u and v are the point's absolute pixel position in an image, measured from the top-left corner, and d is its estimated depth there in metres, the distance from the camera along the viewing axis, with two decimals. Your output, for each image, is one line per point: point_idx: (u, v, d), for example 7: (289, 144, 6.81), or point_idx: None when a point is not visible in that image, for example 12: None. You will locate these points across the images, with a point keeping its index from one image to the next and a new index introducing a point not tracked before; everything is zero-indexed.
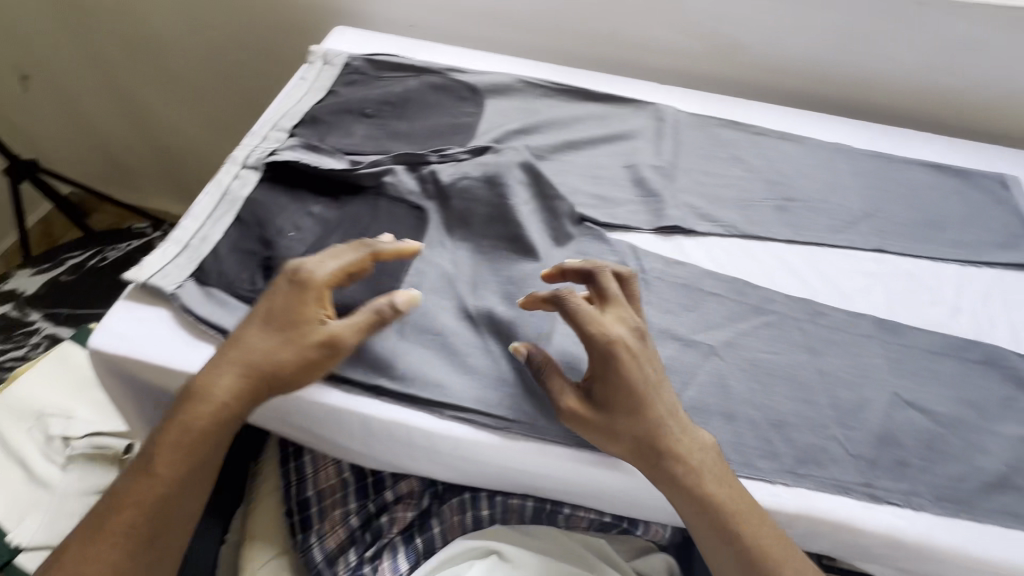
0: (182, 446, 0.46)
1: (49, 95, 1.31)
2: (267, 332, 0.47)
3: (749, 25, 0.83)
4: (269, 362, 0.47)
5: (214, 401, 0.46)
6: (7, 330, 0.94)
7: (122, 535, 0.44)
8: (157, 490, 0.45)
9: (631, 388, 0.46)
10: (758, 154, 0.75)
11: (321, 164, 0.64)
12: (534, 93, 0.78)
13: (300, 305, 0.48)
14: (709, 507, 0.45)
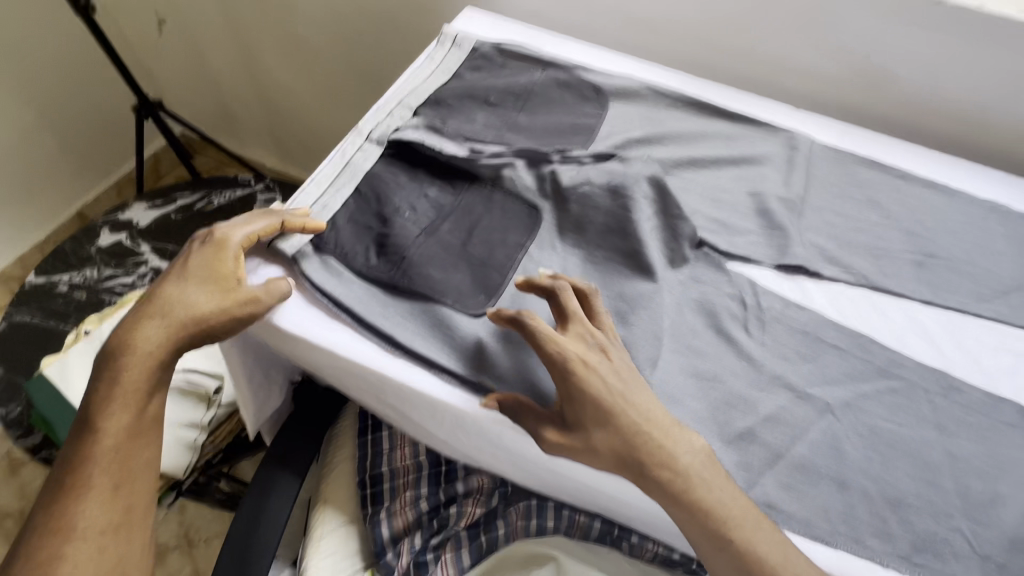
0: (119, 399, 0.47)
1: (180, 41, 1.40)
2: (189, 291, 0.49)
3: (907, 57, 0.75)
4: (189, 314, 0.48)
5: (142, 358, 0.47)
6: (119, 257, 1.01)
7: (90, 487, 0.45)
8: (104, 441, 0.46)
9: (595, 401, 0.45)
10: (900, 200, 0.68)
11: (444, 148, 0.63)
12: (660, 102, 0.75)
13: (212, 265, 0.50)
14: (700, 514, 0.43)
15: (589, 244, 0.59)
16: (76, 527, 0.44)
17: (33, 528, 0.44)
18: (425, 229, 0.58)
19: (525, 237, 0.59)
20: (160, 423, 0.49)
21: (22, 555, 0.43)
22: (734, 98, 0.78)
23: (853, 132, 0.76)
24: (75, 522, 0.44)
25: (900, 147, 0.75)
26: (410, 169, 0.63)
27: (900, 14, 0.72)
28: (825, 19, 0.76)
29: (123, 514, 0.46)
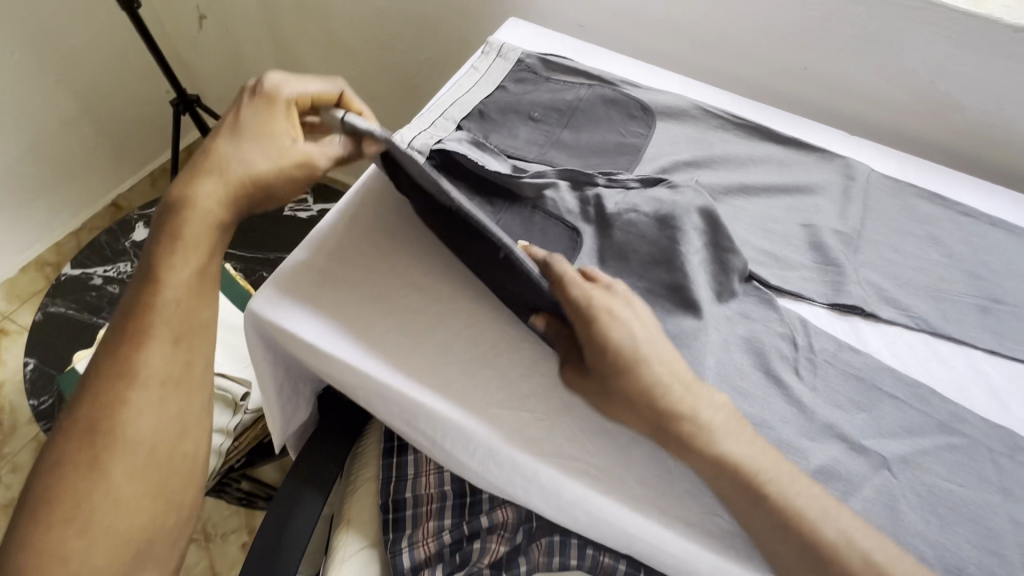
0: (181, 254, 0.48)
1: (219, 36, 1.41)
2: (247, 145, 0.51)
3: (975, 85, 0.71)
4: (248, 172, 0.50)
5: (202, 208, 0.49)
6: None
7: (153, 338, 0.46)
8: (167, 288, 0.47)
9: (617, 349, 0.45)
10: (963, 239, 0.65)
11: (486, 164, 0.61)
12: (709, 123, 0.72)
13: (272, 119, 0.53)
14: (728, 468, 0.43)
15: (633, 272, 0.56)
16: (141, 374, 0.45)
17: (92, 376, 0.45)
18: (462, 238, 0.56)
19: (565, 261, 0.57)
20: (218, 286, 0.51)
21: (85, 398, 0.45)
22: (787, 121, 0.75)
23: (913, 162, 0.72)
24: (138, 370, 0.45)
25: (964, 180, 0.71)
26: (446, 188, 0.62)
27: (972, 41, 0.68)
28: (889, 41, 0.73)
29: (183, 369, 0.47)
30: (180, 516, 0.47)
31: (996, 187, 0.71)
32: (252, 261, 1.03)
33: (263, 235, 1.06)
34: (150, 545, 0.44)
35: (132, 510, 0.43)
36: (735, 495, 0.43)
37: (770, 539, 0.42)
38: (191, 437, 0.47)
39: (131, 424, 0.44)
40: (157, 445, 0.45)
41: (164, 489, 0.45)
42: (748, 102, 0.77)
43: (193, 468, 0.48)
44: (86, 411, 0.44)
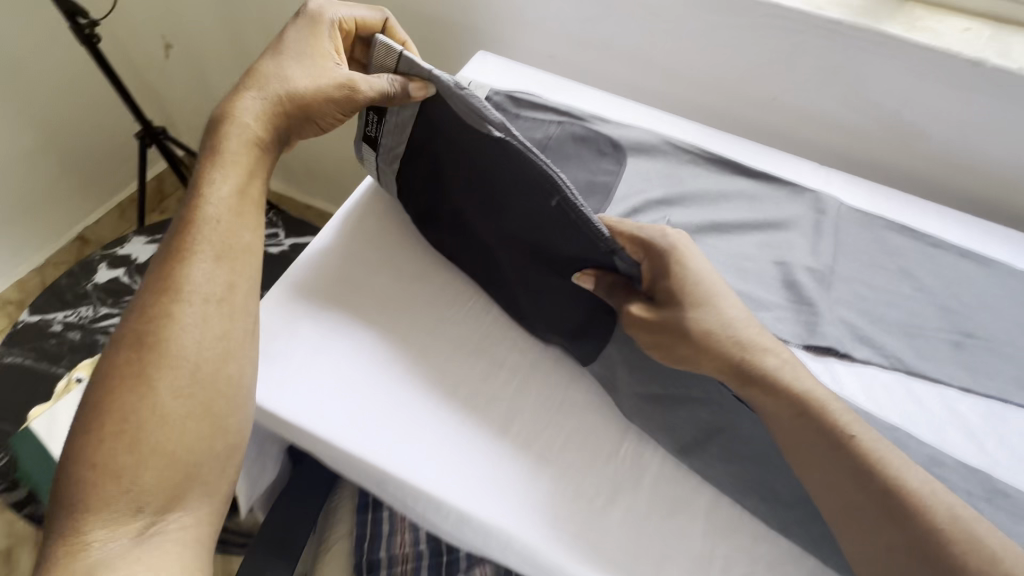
0: (224, 172, 0.57)
1: (186, 65, 1.38)
2: (291, 62, 0.61)
3: (939, 116, 0.72)
4: (289, 88, 0.59)
5: (238, 126, 0.58)
6: (116, 295, 0.98)
7: (198, 252, 0.52)
8: (210, 211, 0.54)
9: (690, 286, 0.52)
10: (934, 271, 0.65)
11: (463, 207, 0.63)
12: (680, 158, 0.72)
13: (313, 40, 0.62)
14: (811, 410, 0.48)
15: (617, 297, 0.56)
16: (188, 289, 0.50)
17: (146, 295, 0.50)
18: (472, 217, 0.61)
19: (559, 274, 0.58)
20: (254, 205, 0.58)
21: (138, 317, 0.49)
22: (756, 153, 0.75)
23: (882, 192, 0.72)
24: (183, 285, 0.50)
25: (932, 210, 0.71)
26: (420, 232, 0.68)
27: (934, 73, 0.69)
28: (853, 74, 0.73)
29: (225, 288, 0.52)
30: (225, 442, 0.48)
31: (964, 216, 0.71)
32: None
33: None
34: (196, 463, 0.46)
35: (178, 424, 0.45)
36: (817, 444, 0.47)
37: (843, 481, 0.46)
38: (235, 359, 0.50)
39: (178, 336, 0.48)
40: (200, 362, 0.48)
41: (208, 409, 0.47)
42: (718, 134, 0.77)
43: (239, 393, 0.50)
44: (138, 325, 0.48)
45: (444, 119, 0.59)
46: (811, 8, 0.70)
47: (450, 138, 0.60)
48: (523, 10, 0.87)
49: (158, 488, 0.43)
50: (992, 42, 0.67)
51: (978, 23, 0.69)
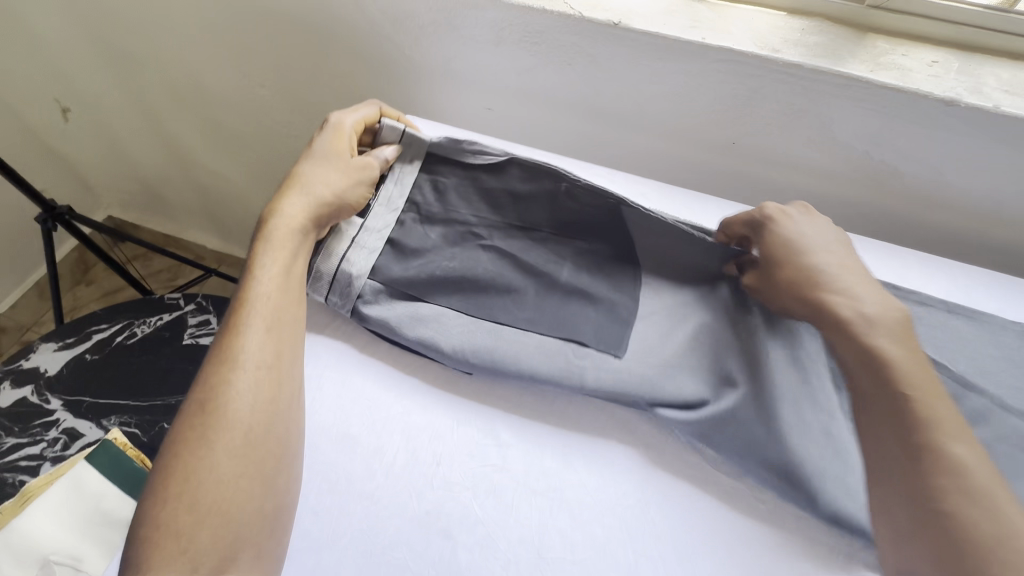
0: (274, 246, 0.52)
1: (90, 128, 1.23)
2: (320, 166, 0.57)
3: (911, 155, 0.66)
4: (329, 190, 0.56)
5: (286, 209, 0.54)
6: (26, 419, 0.86)
7: (248, 324, 0.47)
8: (258, 275, 0.50)
9: (793, 240, 0.53)
10: (925, 337, 0.59)
11: (456, 261, 0.57)
12: None
13: (336, 142, 0.59)
14: (902, 409, 0.44)
15: (618, 282, 0.57)
16: (240, 359, 0.46)
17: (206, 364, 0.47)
18: (483, 243, 0.59)
19: (563, 261, 0.58)
20: (302, 284, 0.52)
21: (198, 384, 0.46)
22: (720, 211, 0.69)
23: (855, 245, 0.68)
24: (237, 352, 0.46)
25: (911, 261, 0.67)
26: (410, 304, 0.56)
27: (903, 114, 0.63)
28: (817, 116, 0.67)
29: (274, 357, 0.47)
30: (274, 504, 0.43)
31: (943, 263, 0.67)
32: (149, 409, 0.88)
33: (161, 374, 0.92)
34: (247, 524, 0.41)
35: (231, 491, 0.42)
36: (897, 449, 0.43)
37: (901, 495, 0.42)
38: (282, 424, 0.45)
39: (235, 405, 0.44)
40: (254, 428, 0.44)
41: (260, 469, 0.43)
42: (678, 195, 0.71)
43: (289, 455, 0.45)
44: (196, 393, 0.45)
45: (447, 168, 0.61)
46: (766, 51, 0.63)
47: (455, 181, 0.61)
48: (452, 61, 0.77)
49: (213, 546, 0.40)
50: (963, 77, 0.61)
51: (943, 54, 0.64)
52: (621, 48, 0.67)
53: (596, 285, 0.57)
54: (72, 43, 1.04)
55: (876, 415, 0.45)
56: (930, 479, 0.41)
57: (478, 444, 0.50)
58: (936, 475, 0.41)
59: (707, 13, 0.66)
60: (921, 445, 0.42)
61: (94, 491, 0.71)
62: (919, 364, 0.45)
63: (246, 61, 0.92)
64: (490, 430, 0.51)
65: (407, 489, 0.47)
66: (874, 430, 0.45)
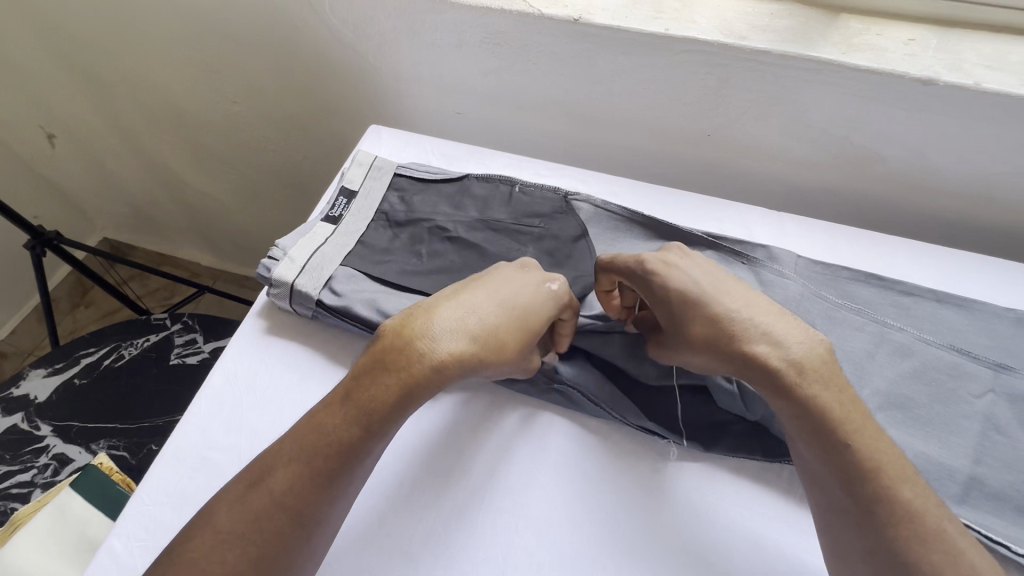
0: (398, 408, 0.43)
1: (76, 154, 1.24)
2: (507, 314, 0.47)
3: (893, 139, 0.63)
4: (487, 356, 0.45)
5: (442, 369, 0.43)
6: (15, 447, 0.86)
7: (334, 485, 0.41)
8: (369, 434, 0.42)
9: (687, 295, 0.48)
10: (911, 327, 0.57)
11: (430, 254, 0.60)
12: (609, 231, 0.63)
13: (536, 305, 0.49)
14: (810, 416, 0.42)
15: (578, 262, 0.60)
16: (309, 514, 0.41)
17: (269, 494, 0.41)
18: (449, 237, 0.61)
19: (525, 247, 0.61)
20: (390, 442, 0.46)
21: (250, 513, 0.40)
22: (695, 208, 0.67)
23: (840, 236, 0.65)
24: (304, 506, 0.41)
25: (898, 248, 0.64)
26: (380, 290, 0.56)
27: (882, 97, 0.60)
28: (792, 103, 0.64)
29: (338, 515, 0.43)
30: None
31: (934, 250, 0.64)
32: (136, 431, 0.88)
33: (150, 396, 0.92)
34: None
35: None
36: (822, 464, 0.42)
37: (838, 510, 0.42)
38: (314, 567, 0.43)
39: (286, 562, 0.40)
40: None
41: None
42: (654, 193, 0.69)
43: None
44: (240, 519, 0.40)
45: (412, 182, 0.65)
46: (733, 38, 0.61)
47: (421, 190, 0.65)
48: (417, 66, 0.76)
49: None
50: (941, 54, 0.59)
51: (921, 32, 0.61)
52: (584, 44, 0.65)
53: (556, 270, 0.60)
54: (50, 71, 1.04)
55: (813, 456, 0.43)
56: (832, 460, 0.42)
57: (441, 463, 0.52)
58: (834, 456, 0.42)
59: (671, 2, 0.64)
60: (872, 495, 0.40)
61: (79, 518, 0.72)
62: (849, 400, 0.43)
63: (218, 79, 0.92)
64: (453, 448, 0.52)
65: (368, 513, 0.49)
66: (815, 473, 0.43)
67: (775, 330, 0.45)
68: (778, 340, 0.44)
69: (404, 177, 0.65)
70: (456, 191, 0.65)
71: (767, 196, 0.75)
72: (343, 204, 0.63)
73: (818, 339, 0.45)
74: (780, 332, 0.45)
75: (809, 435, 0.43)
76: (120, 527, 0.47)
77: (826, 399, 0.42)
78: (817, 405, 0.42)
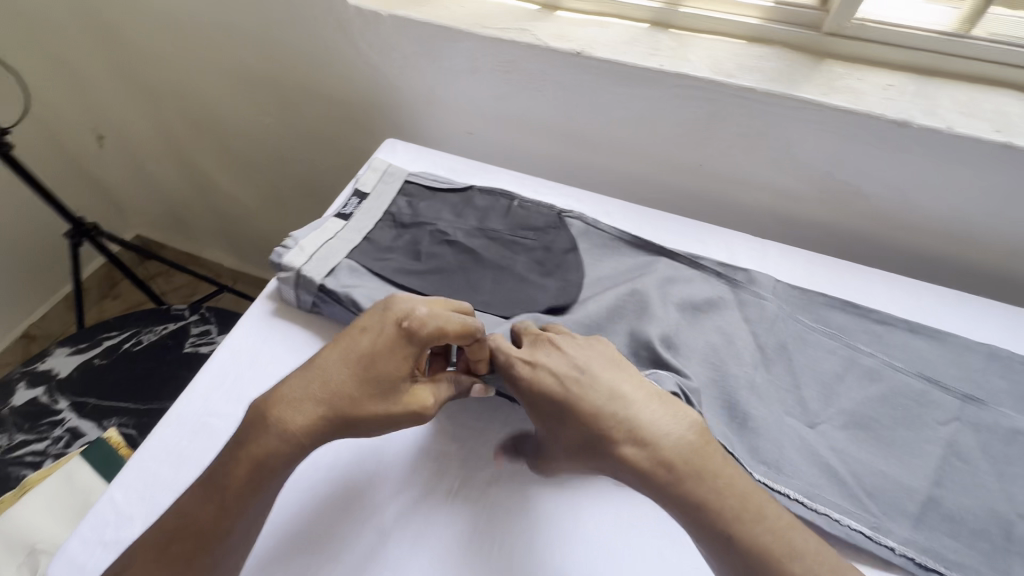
0: (254, 484, 0.44)
1: (121, 154, 1.34)
2: (357, 368, 0.47)
3: (874, 177, 0.67)
4: (344, 413, 0.46)
5: (294, 437, 0.45)
6: (34, 418, 0.92)
7: (189, 569, 0.42)
8: (226, 510, 0.43)
9: (549, 393, 0.47)
10: (884, 354, 0.59)
11: (430, 255, 0.64)
12: (600, 245, 0.67)
13: (392, 351, 0.47)
14: (692, 516, 0.42)
15: (566, 271, 0.64)
16: None
17: None
18: (449, 240, 0.66)
19: (517, 255, 0.65)
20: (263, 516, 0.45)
21: None
22: (682, 231, 0.71)
23: (821, 265, 0.68)
24: None
25: (878, 280, 0.66)
26: (380, 282, 0.61)
27: (861, 136, 0.64)
28: (778, 139, 0.68)
29: None
30: None
31: (912, 284, 0.66)
32: (146, 413, 0.93)
33: (162, 380, 0.98)
34: None
35: None
36: (719, 561, 0.41)
37: None
38: None
39: None
40: None
41: None
42: (645, 215, 0.73)
43: None
44: None
45: (421, 190, 0.70)
46: (722, 76, 0.66)
47: (429, 198, 0.70)
48: (434, 89, 0.83)
49: None
50: (917, 100, 0.63)
51: (901, 79, 0.65)
52: (586, 74, 0.71)
53: (545, 276, 0.64)
54: (108, 77, 1.15)
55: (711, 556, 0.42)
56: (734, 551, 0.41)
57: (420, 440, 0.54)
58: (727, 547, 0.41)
59: (667, 42, 0.70)
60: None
61: (84, 485, 0.76)
62: (728, 489, 0.42)
63: (256, 90, 1.00)
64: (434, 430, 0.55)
65: (346, 489, 0.50)
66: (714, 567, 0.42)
67: (643, 426, 0.44)
68: (646, 438, 0.44)
69: (415, 185, 0.71)
70: (461, 200, 0.70)
71: (758, 225, 0.79)
72: (356, 204, 0.68)
73: (688, 421, 0.45)
74: (646, 419, 0.45)
75: (695, 532, 0.42)
76: (121, 478, 0.51)
77: (700, 492, 0.42)
78: (700, 497, 0.42)
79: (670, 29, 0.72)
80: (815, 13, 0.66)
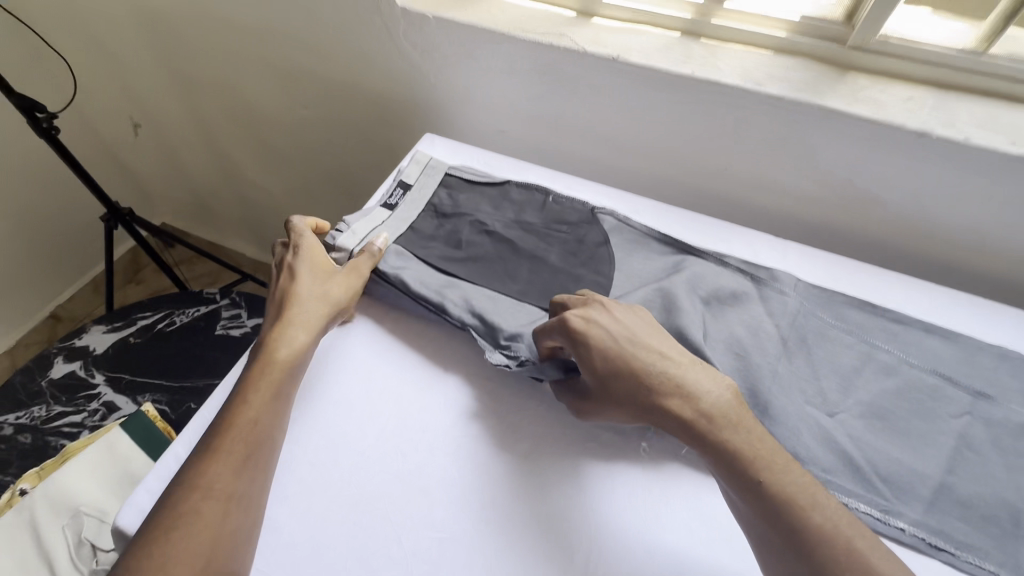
0: (269, 371, 0.50)
1: (155, 142, 1.38)
2: (312, 269, 0.58)
3: (892, 185, 0.70)
4: (325, 297, 0.56)
5: (297, 330, 0.53)
6: (72, 391, 0.96)
7: (224, 452, 0.45)
8: (251, 396, 0.49)
9: (607, 353, 0.51)
10: (900, 350, 0.62)
11: (470, 244, 0.68)
12: (630, 240, 0.70)
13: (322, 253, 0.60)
14: (730, 465, 0.45)
15: (598, 263, 0.68)
16: (208, 484, 0.43)
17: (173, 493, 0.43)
18: (487, 231, 0.69)
19: (552, 247, 0.69)
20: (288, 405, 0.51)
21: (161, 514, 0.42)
22: (707, 230, 0.75)
23: (840, 267, 0.71)
24: (204, 482, 0.43)
25: (894, 283, 0.70)
26: (423, 267, 0.64)
27: (883, 145, 0.67)
28: (803, 146, 0.72)
29: (246, 482, 0.45)
30: None
31: (927, 287, 0.69)
32: (178, 390, 0.97)
33: (193, 360, 1.01)
34: None
35: None
36: (755, 512, 0.44)
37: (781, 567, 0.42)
38: (239, 558, 0.42)
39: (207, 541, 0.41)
40: (215, 557, 0.41)
41: None
42: (672, 214, 0.76)
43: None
44: (153, 523, 0.42)
45: (461, 182, 0.74)
46: (751, 84, 0.69)
47: (469, 190, 0.74)
48: (471, 88, 0.87)
49: None
50: (937, 112, 0.66)
51: (921, 93, 0.69)
52: (620, 78, 0.75)
53: (578, 267, 0.67)
54: (150, 68, 1.19)
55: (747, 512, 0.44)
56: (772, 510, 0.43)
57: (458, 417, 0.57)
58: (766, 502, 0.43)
59: (698, 51, 0.74)
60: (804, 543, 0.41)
61: (124, 454, 0.79)
62: (759, 441, 0.46)
63: (295, 84, 1.04)
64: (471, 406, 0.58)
65: (393, 451, 0.53)
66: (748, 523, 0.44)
67: (688, 383, 0.49)
68: (691, 393, 0.48)
69: (455, 178, 0.74)
70: (498, 194, 0.73)
71: (778, 227, 0.82)
72: (400, 193, 0.72)
73: (726, 384, 0.49)
74: (691, 382, 0.49)
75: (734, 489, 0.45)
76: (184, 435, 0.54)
77: (735, 441, 0.46)
78: (739, 451, 0.45)
79: (700, 39, 0.76)
80: (840, 28, 0.70)
